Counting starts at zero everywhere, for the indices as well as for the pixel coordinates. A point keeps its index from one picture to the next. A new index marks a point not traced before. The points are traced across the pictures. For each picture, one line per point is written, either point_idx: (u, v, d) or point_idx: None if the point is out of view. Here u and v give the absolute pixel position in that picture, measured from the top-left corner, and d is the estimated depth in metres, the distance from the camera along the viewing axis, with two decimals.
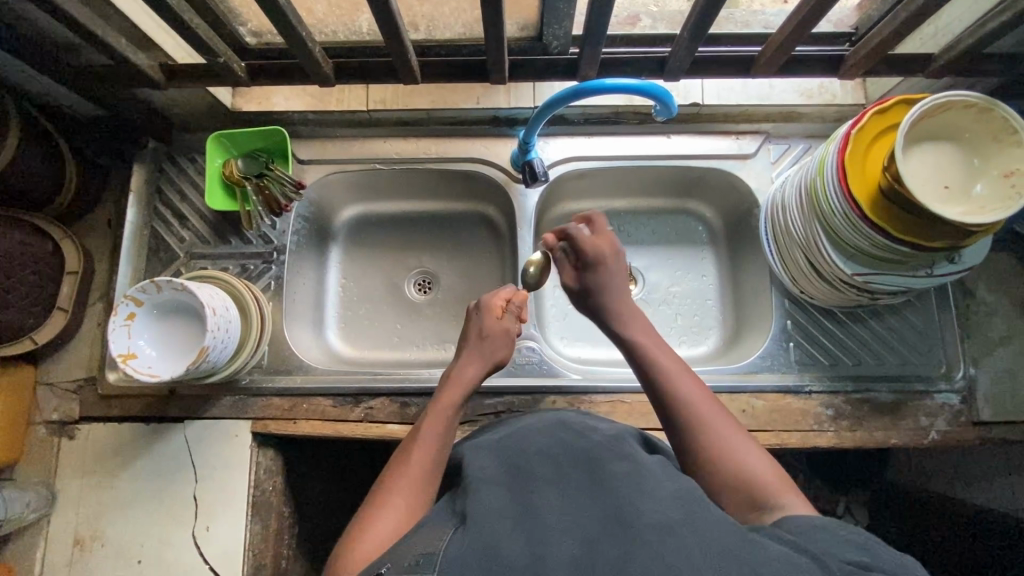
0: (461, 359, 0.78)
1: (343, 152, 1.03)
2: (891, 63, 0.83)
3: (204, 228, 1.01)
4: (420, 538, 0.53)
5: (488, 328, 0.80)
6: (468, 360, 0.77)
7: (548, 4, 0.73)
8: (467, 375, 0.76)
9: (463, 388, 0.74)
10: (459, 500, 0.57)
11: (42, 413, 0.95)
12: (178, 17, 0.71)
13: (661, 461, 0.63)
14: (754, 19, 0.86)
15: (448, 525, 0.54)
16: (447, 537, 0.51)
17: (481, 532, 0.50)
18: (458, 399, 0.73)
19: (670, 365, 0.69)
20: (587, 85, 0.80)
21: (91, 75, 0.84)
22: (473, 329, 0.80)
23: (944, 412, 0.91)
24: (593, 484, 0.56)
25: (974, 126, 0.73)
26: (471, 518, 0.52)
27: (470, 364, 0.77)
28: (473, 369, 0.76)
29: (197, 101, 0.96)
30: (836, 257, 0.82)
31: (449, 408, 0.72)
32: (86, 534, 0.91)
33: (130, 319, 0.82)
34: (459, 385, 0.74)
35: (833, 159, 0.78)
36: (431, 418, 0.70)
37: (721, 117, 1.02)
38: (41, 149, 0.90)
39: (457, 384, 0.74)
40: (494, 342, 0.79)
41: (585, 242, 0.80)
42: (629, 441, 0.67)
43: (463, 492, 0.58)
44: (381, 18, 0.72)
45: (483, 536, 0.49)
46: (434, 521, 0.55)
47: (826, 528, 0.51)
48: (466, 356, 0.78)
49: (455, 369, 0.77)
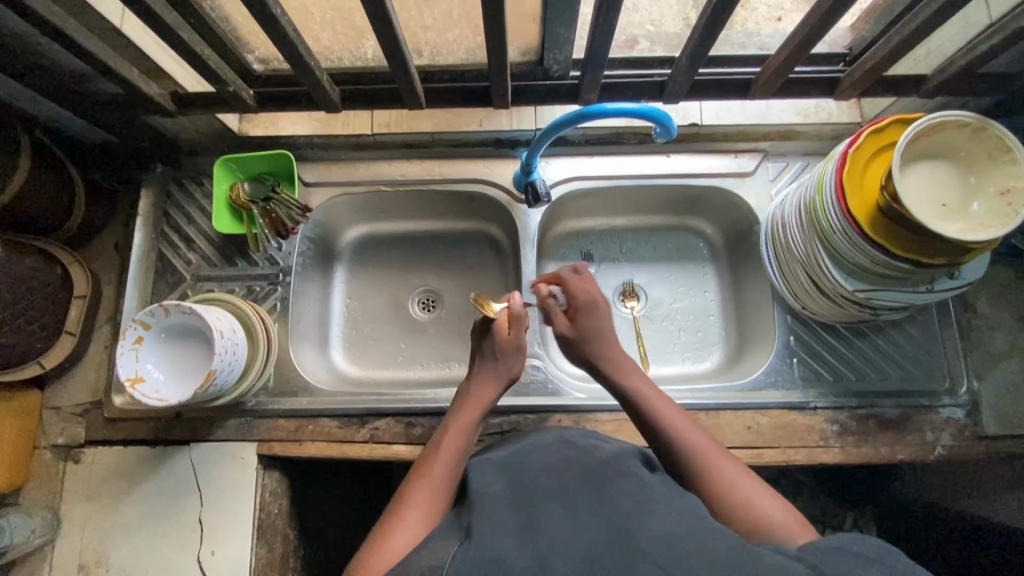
0: (476, 384, 0.79)
1: (348, 175, 1.05)
2: (886, 83, 0.84)
3: (211, 251, 1.02)
4: (424, 555, 0.53)
5: (501, 344, 0.81)
6: (483, 382, 0.79)
7: (550, 31, 0.75)
8: (480, 395, 0.78)
9: (478, 408, 0.77)
10: (465, 518, 0.57)
11: (47, 437, 0.95)
12: (189, 48, 0.73)
13: (667, 481, 0.63)
14: (750, 42, 0.88)
15: (454, 539, 0.54)
16: (456, 549, 0.51)
17: (487, 547, 0.50)
18: (473, 420, 0.75)
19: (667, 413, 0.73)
20: (588, 109, 0.81)
21: (102, 103, 0.86)
22: (485, 347, 0.82)
23: (950, 427, 0.91)
24: (597, 500, 0.56)
25: (969, 144, 0.75)
26: (477, 534, 0.52)
27: (486, 386, 0.79)
28: (489, 387, 0.79)
29: (205, 127, 0.98)
30: (837, 272, 0.83)
31: (466, 427, 0.74)
32: (90, 558, 0.90)
33: (138, 342, 0.83)
34: (476, 404, 0.77)
35: (831, 177, 0.79)
36: (447, 441, 0.72)
37: (721, 136, 1.03)
38: (51, 174, 0.91)
39: (474, 404, 0.77)
40: (506, 361, 0.80)
41: (574, 287, 0.84)
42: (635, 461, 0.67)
43: (468, 511, 0.58)
44: (386, 46, 0.74)
45: (489, 551, 0.49)
46: (441, 539, 0.55)
47: (836, 551, 0.51)
48: (481, 376, 0.80)
49: (470, 386, 0.80)
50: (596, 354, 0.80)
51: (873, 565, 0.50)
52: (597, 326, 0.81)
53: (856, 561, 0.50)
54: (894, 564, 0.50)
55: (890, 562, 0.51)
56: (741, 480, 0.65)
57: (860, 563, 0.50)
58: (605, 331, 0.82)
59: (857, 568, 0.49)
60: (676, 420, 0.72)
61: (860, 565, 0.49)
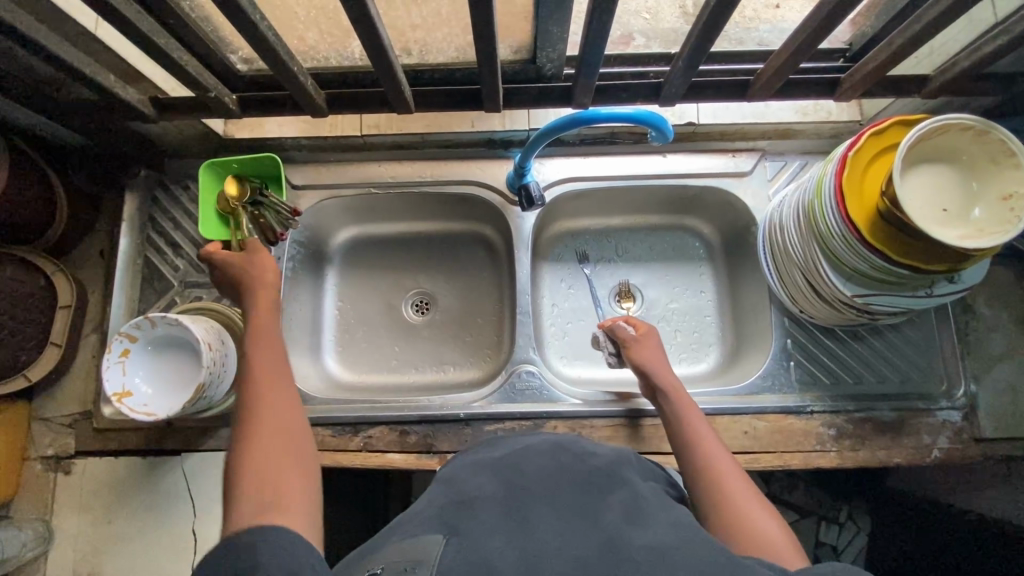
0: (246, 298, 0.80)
1: (337, 177, 1.03)
2: (889, 84, 0.82)
3: (199, 256, 1.00)
4: (406, 546, 0.51)
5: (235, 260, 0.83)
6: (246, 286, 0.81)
7: (542, 29, 0.72)
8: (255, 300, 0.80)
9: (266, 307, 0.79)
10: (451, 515, 0.55)
11: (37, 448, 0.93)
12: (167, 54, 0.70)
13: (657, 492, 0.63)
14: (749, 37, 0.85)
15: (438, 536, 0.52)
16: (442, 548, 0.50)
17: (476, 546, 0.49)
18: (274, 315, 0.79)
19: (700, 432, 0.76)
20: (582, 115, 0.79)
21: (78, 108, 0.82)
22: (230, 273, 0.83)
23: (946, 430, 0.91)
24: (586, 510, 0.55)
25: (972, 148, 0.73)
26: (463, 534, 0.52)
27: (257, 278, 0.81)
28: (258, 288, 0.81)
29: (189, 130, 0.95)
30: (836, 277, 0.82)
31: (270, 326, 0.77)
32: (84, 571, 0.89)
33: (124, 356, 0.81)
34: (261, 300, 0.80)
35: (830, 179, 0.77)
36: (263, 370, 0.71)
37: (718, 135, 1.01)
38: (30, 182, 0.88)
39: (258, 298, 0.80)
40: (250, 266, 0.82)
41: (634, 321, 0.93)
42: (628, 470, 0.66)
43: (454, 509, 0.57)
44: (371, 49, 0.71)
45: (478, 550, 0.49)
46: (422, 530, 0.53)
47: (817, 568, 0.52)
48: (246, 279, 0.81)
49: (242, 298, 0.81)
50: (648, 368, 0.85)
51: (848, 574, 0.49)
52: (653, 354, 0.87)
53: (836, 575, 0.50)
54: None
55: None
56: (752, 505, 0.65)
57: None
58: (660, 357, 0.87)
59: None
60: (705, 436, 0.75)
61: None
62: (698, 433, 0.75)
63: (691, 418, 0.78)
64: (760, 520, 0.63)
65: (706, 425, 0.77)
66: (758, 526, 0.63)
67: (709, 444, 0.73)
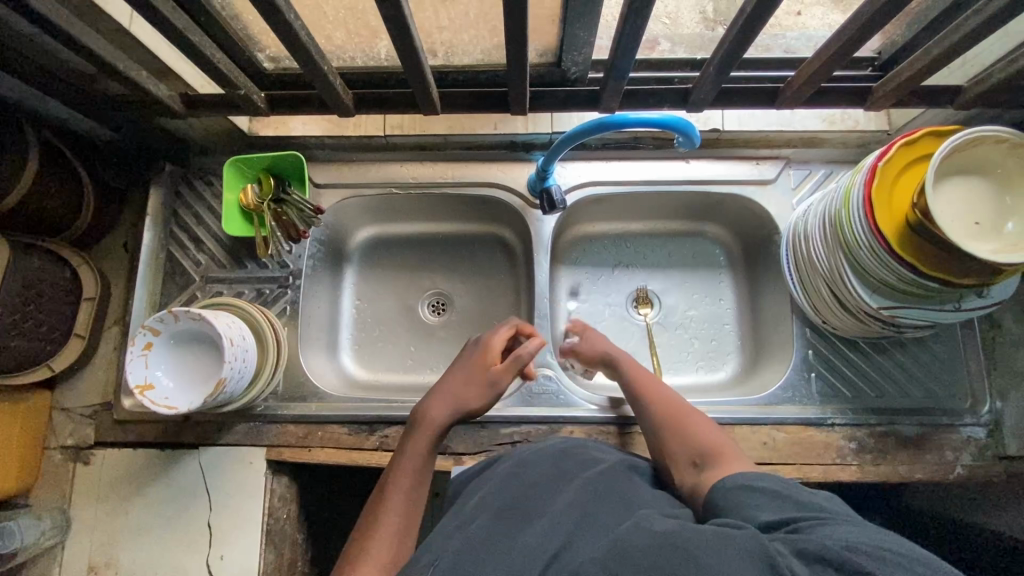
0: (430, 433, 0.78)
1: (359, 177, 1.03)
2: (922, 94, 0.80)
3: (220, 252, 1.00)
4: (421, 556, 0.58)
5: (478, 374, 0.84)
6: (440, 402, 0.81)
7: (569, 34, 0.72)
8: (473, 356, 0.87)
9: (430, 430, 0.79)
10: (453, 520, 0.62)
11: (57, 438, 0.95)
12: (199, 51, 0.71)
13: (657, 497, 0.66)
14: (775, 44, 0.86)
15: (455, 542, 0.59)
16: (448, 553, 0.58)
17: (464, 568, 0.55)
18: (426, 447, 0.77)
19: (647, 391, 0.82)
20: (609, 119, 0.79)
21: (108, 104, 0.83)
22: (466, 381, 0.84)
23: (970, 447, 0.89)
24: (583, 511, 0.61)
25: (1007, 162, 0.72)
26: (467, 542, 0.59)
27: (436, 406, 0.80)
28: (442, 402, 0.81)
29: (214, 127, 0.95)
30: (861, 289, 0.81)
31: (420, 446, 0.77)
32: (100, 560, 0.90)
33: (148, 348, 0.82)
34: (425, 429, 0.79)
35: (859, 190, 0.76)
36: (419, 429, 0.79)
37: (742, 142, 1.00)
38: (59, 175, 0.89)
39: (426, 431, 0.78)
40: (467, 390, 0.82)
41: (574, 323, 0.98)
42: (634, 482, 0.69)
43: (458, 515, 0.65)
44: (402, 51, 0.71)
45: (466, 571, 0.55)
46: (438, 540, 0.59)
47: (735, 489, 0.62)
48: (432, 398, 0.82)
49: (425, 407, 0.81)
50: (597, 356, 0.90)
51: (783, 503, 0.58)
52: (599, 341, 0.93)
53: (766, 496, 0.59)
54: (808, 501, 0.58)
55: (803, 499, 0.58)
56: (708, 433, 0.74)
57: (768, 503, 0.59)
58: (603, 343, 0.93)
59: (765, 501, 0.59)
60: (652, 390, 0.82)
61: (770, 501, 0.59)
62: (648, 392, 0.82)
63: (638, 380, 0.84)
64: (713, 440, 0.73)
65: (648, 379, 0.85)
66: (713, 444, 0.73)
67: (657, 397, 0.81)
